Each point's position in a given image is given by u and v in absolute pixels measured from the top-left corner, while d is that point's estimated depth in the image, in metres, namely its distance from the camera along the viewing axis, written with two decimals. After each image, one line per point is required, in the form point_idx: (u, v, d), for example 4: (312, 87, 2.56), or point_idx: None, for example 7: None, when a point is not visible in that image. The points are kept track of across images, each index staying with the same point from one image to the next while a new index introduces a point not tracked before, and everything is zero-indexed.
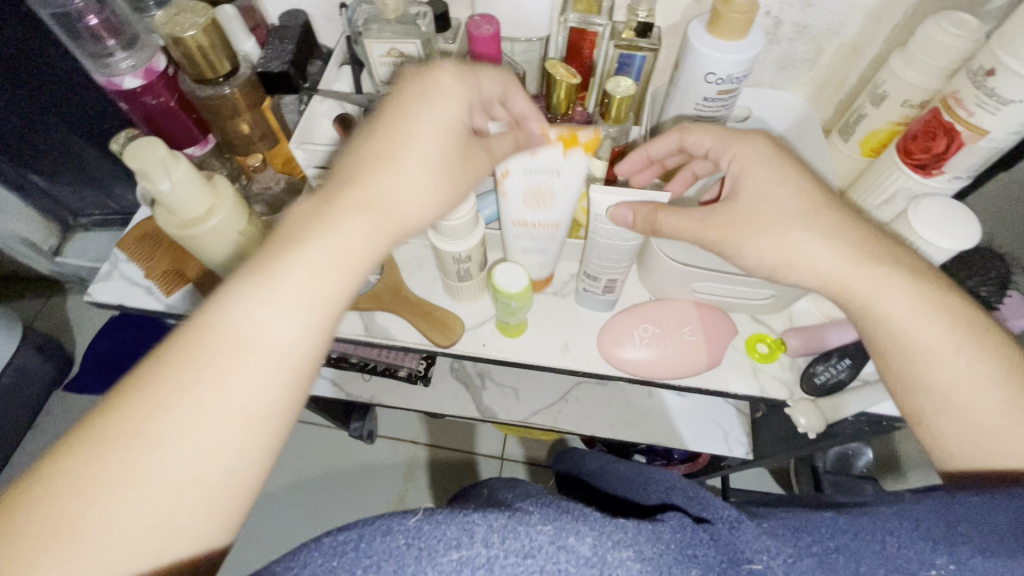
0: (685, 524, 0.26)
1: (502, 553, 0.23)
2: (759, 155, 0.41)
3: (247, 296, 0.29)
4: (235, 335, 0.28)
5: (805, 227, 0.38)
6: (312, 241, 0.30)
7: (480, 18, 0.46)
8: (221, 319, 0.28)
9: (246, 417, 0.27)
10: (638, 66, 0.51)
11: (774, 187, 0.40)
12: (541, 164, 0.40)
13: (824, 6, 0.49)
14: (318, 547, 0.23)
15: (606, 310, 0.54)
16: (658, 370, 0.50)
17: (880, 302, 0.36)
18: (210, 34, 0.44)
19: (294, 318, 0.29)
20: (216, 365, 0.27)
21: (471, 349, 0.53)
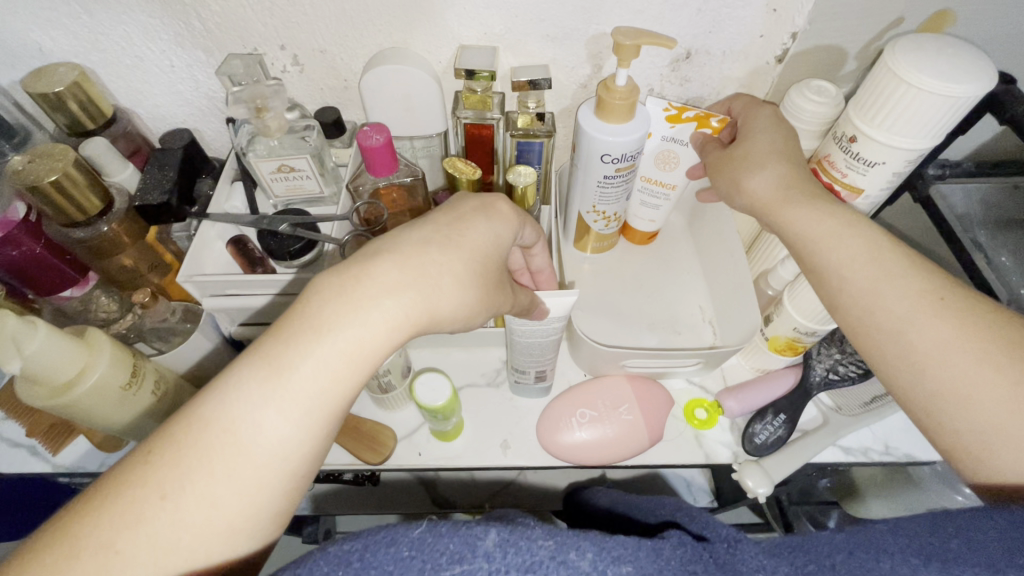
0: (686, 542, 0.26)
1: (503, 567, 0.24)
2: (772, 117, 0.44)
3: (275, 401, 0.28)
4: (241, 431, 0.28)
5: (784, 165, 0.40)
6: (351, 339, 0.30)
7: (368, 128, 0.45)
8: (255, 399, 0.28)
9: (212, 542, 0.27)
10: (539, 152, 0.52)
11: (767, 130, 0.42)
12: (676, 134, 0.49)
13: (699, 81, 0.51)
14: (325, 556, 0.24)
15: (543, 397, 0.52)
16: (599, 454, 0.48)
17: (832, 251, 0.36)
18: (73, 175, 0.40)
19: (301, 417, 0.29)
20: (216, 459, 0.27)
21: (408, 461, 0.50)
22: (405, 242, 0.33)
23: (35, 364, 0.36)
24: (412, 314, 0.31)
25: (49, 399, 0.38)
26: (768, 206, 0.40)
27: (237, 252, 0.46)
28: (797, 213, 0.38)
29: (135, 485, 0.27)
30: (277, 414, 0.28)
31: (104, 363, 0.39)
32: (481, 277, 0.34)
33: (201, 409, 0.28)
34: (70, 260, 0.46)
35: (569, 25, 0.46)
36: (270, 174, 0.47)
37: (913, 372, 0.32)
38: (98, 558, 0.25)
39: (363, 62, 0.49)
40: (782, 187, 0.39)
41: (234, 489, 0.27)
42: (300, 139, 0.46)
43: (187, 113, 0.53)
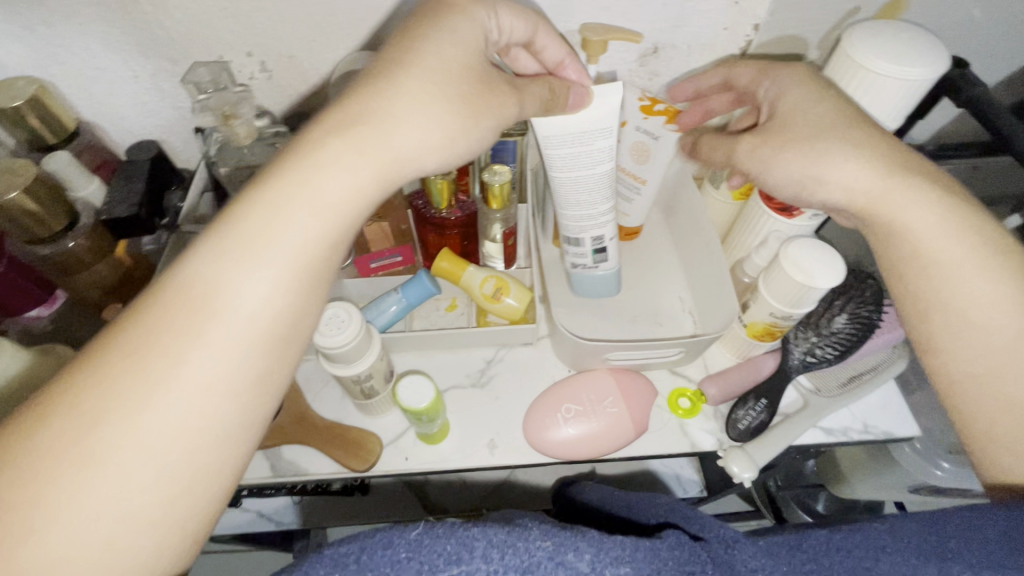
0: (683, 542, 0.26)
1: (502, 568, 0.23)
2: (796, 79, 0.40)
3: (244, 260, 0.28)
4: (208, 292, 0.27)
5: (837, 139, 0.36)
6: (306, 179, 0.29)
7: None
8: (195, 278, 0.27)
9: (180, 441, 0.25)
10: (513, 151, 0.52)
11: (811, 101, 0.38)
12: (648, 127, 0.50)
13: (668, 75, 0.52)
14: (319, 560, 0.23)
15: (607, 292, 0.55)
16: (587, 449, 0.48)
17: (905, 214, 0.35)
18: (37, 195, 0.39)
19: (274, 278, 0.28)
20: (182, 328, 0.26)
21: (395, 466, 0.49)
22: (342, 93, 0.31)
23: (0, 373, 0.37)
24: (369, 157, 0.30)
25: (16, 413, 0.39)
26: (867, 193, 0.35)
27: None
28: (905, 196, 0.34)
29: (76, 400, 0.24)
30: (251, 278, 0.28)
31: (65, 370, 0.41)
32: (448, 97, 0.32)
33: (167, 289, 0.27)
34: (36, 278, 0.44)
35: None
36: (240, 183, 0.46)
37: (940, 301, 0.33)
38: (38, 492, 0.23)
39: (332, 66, 0.49)
40: (882, 171, 0.35)
41: (207, 346, 0.26)
42: (268, 144, 0.45)
43: (154, 125, 0.52)
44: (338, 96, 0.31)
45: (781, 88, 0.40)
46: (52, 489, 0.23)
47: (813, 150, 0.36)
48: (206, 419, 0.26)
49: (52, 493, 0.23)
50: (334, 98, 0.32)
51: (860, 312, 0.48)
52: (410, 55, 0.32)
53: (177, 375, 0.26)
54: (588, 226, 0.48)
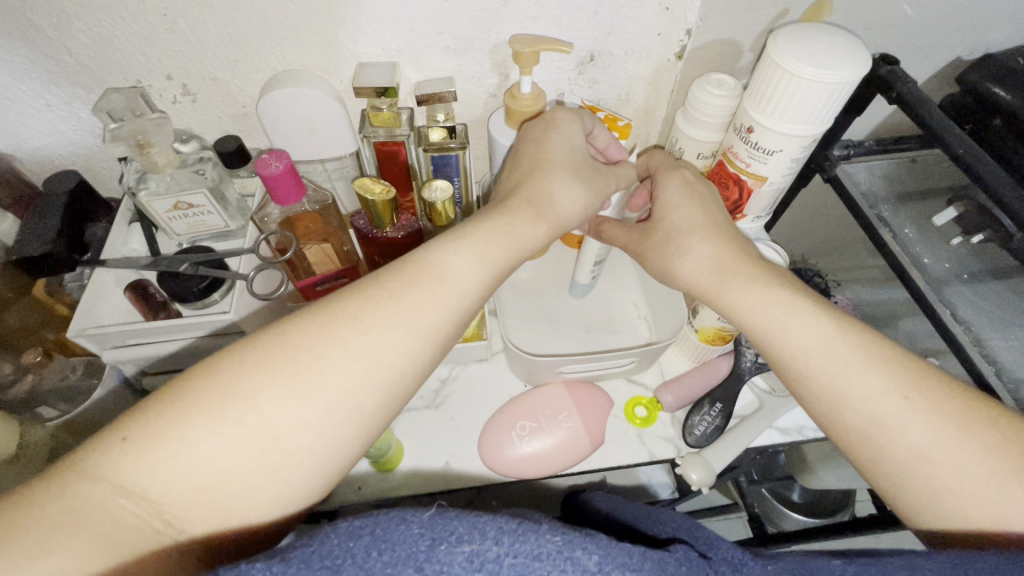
0: (692, 557, 0.26)
1: (511, 552, 0.23)
2: (678, 184, 0.42)
3: (453, 245, 0.33)
4: (435, 269, 0.32)
5: (703, 238, 0.39)
6: (504, 223, 0.35)
7: (267, 156, 0.43)
8: (434, 263, 0.32)
9: (340, 403, 0.28)
10: (455, 164, 0.51)
11: (677, 209, 0.41)
12: None
13: (606, 83, 0.52)
14: (334, 530, 0.23)
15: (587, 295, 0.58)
16: (546, 466, 0.47)
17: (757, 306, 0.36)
18: None
19: (474, 257, 0.33)
20: (397, 299, 0.30)
21: (349, 498, 0.48)
22: (529, 146, 0.41)
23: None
24: (545, 211, 0.37)
25: None
26: (710, 288, 0.38)
27: (136, 298, 0.43)
28: (748, 291, 0.37)
29: (284, 340, 0.28)
30: (451, 250, 0.33)
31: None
32: (589, 172, 0.40)
33: (409, 257, 0.32)
34: None
35: (468, 36, 0.45)
36: (167, 213, 0.44)
37: (840, 330, 0.34)
38: (217, 409, 0.26)
39: (259, 86, 0.47)
40: (720, 268, 0.38)
41: (408, 334, 0.30)
42: (196, 172, 0.44)
43: (72, 153, 0.50)
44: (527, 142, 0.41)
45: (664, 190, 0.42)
46: (211, 420, 0.25)
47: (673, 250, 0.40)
48: (351, 399, 0.28)
49: (215, 425, 0.25)
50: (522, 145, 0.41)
51: None
52: (564, 122, 0.41)
53: (343, 356, 0.28)
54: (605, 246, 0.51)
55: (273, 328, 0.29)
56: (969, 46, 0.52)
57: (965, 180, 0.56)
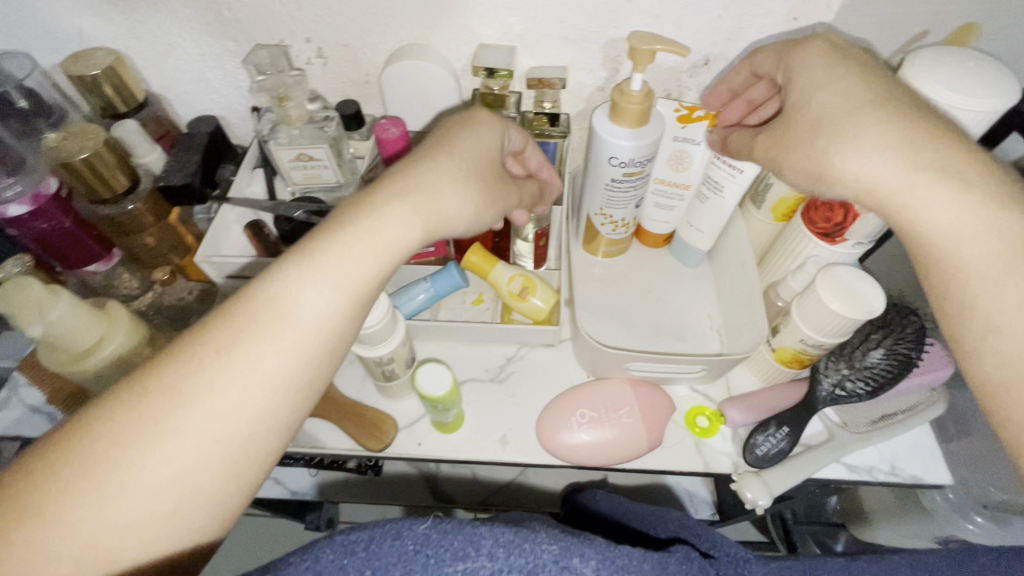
0: (691, 557, 0.29)
1: (505, 567, 0.25)
2: (819, 57, 0.36)
3: (302, 273, 0.30)
4: (276, 306, 0.30)
5: (865, 114, 0.33)
6: (376, 231, 0.31)
7: (386, 121, 0.46)
8: (272, 294, 0.30)
9: (198, 451, 0.27)
10: (552, 152, 0.52)
11: (827, 82, 0.35)
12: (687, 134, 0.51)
13: (717, 88, 0.51)
14: (330, 543, 0.25)
15: (695, 263, 0.60)
16: (598, 456, 0.48)
17: (973, 284, 0.31)
18: (104, 153, 0.42)
19: (327, 285, 0.30)
20: (255, 338, 0.29)
21: (408, 450, 0.50)
22: (425, 141, 0.37)
23: (48, 331, 0.35)
24: (421, 214, 0.33)
25: (68, 364, 0.37)
26: (884, 190, 0.32)
27: (253, 235, 0.47)
28: (927, 189, 0.31)
29: (120, 413, 0.27)
30: (298, 287, 0.30)
31: (121, 333, 0.39)
32: (476, 170, 0.36)
33: (252, 300, 0.30)
34: (95, 234, 0.47)
35: (588, 28, 0.46)
36: (289, 161, 0.48)
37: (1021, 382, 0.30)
38: (57, 500, 0.25)
39: (384, 57, 0.50)
40: (902, 154, 0.32)
41: (258, 375, 0.29)
42: (319, 127, 0.47)
43: (213, 101, 0.55)
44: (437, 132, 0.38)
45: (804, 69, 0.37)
46: (49, 521, 0.25)
47: (824, 140, 0.34)
48: (220, 445, 0.28)
49: (54, 526, 0.25)
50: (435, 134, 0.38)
51: (899, 348, 0.46)
52: (484, 125, 0.39)
53: (193, 423, 0.27)
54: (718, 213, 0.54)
55: (108, 399, 0.27)
56: None
57: None
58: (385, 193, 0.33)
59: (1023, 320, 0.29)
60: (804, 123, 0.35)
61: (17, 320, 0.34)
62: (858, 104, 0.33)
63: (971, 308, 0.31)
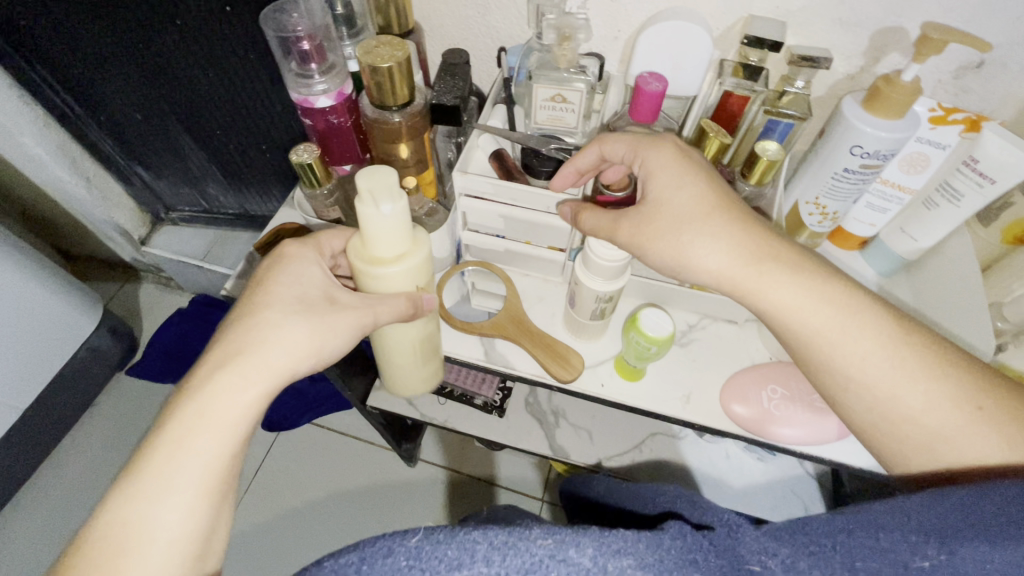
0: (685, 532, 0.28)
1: (502, 570, 0.25)
2: (665, 159, 0.43)
3: (147, 490, 0.34)
4: (144, 516, 0.34)
5: (700, 228, 0.41)
6: (212, 409, 0.37)
7: (648, 75, 0.48)
8: (144, 503, 0.34)
9: None
10: (783, 132, 0.52)
11: (674, 189, 0.42)
12: (935, 136, 0.50)
13: (978, 94, 0.49)
14: (320, 569, 0.26)
15: (886, 273, 0.59)
16: (783, 433, 0.49)
17: (867, 363, 0.38)
18: (402, 66, 0.47)
19: (191, 482, 0.35)
20: (131, 555, 0.33)
21: (591, 389, 0.53)
22: (237, 311, 0.41)
23: (376, 219, 0.39)
24: (263, 377, 0.39)
25: (367, 264, 0.41)
26: (738, 279, 0.41)
27: (497, 163, 0.52)
28: (774, 277, 0.40)
29: None
30: (173, 493, 0.35)
31: (415, 258, 0.42)
32: (312, 311, 0.41)
33: (131, 511, 0.34)
34: (360, 138, 0.54)
35: (868, 12, 0.46)
36: (542, 101, 0.51)
37: (925, 444, 0.37)
38: None
39: (644, 17, 0.52)
40: (742, 258, 0.40)
41: (167, 553, 0.34)
42: (578, 73, 0.50)
43: (464, 38, 0.60)
44: (245, 307, 0.41)
45: (651, 167, 0.44)
46: None
47: (686, 236, 0.41)
48: None
49: None
50: (243, 307, 0.41)
51: None
52: (298, 263, 0.43)
53: None
54: (941, 227, 0.52)
55: None
56: None
57: None
58: (228, 372, 0.38)
59: (910, 383, 0.37)
60: (667, 216, 0.42)
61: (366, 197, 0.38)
62: (709, 213, 0.41)
63: (910, 417, 0.37)
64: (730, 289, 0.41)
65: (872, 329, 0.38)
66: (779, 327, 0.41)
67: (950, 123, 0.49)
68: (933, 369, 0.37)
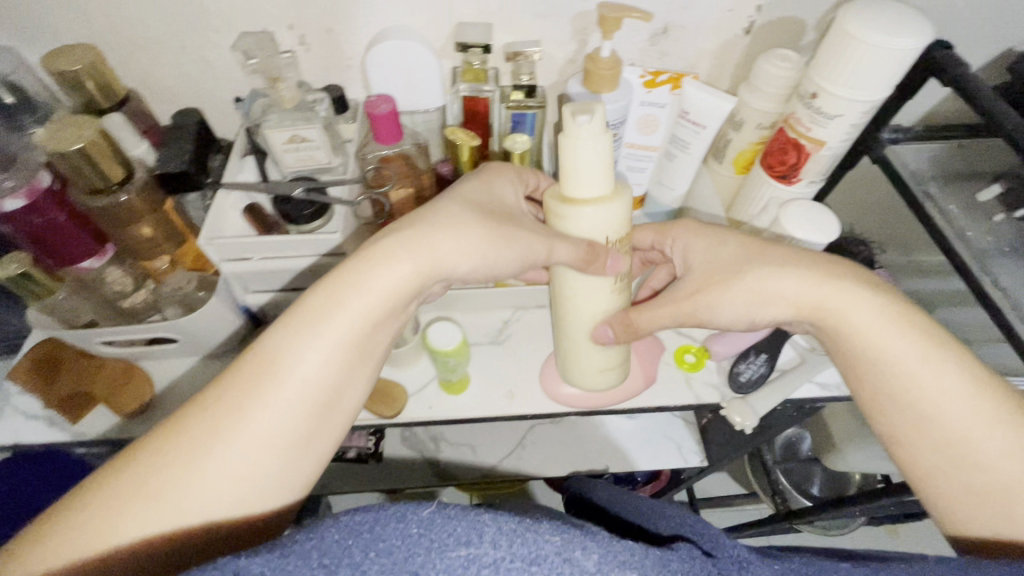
0: (694, 555, 0.27)
1: (508, 555, 0.24)
2: (690, 231, 0.48)
3: (242, 390, 0.32)
4: (275, 374, 0.32)
5: (763, 263, 0.43)
6: (343, 294, 0.35)
7: (375, 98, 0.48)
8: (264, 355, 0.33)
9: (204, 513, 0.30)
10: (530, 123, 0.55)
11: (716, 246, 0.46)
12: (653, 97, 0.54)
13: (676, 55, 0.56)
14: (336, 523, 0.24)
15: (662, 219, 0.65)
16: (600, 399, 0.52)
17: (924, 384, 0.36)
18: (99, 143, 0.42)
19: (326, 354, 0.34)
20: (207, 450, 0.30)
21: (420, 414, 0.53)
22: (392, 225, 0.38)
23: (581, 144, 0.37)
24: (418, 266, 0.37)
25: (559, 202, 0.40)
26: (816, 304, 0.41)
27: (252, 217, 0.49)
28: (848, 293, 0.40)
29: (98, 494, 0.29)
30: (313, 358, 0.33)
31: (603, 206, 0.40)
32: (489, 217, 0.41)
33: (213, 389, 0.32)
34: (91, 229, 0.47)
35: (558, 2, 0.50)
36: (282, 145, 0.49)
37: (969, 478, 0.34)
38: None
39: (366, 41, 0.52)
40: (813, 279, 0.41)
41: (251, 444, 0.31)
42: (309, 110, 0.48)
43: (195, 94, 0.56)
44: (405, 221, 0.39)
45: (683, 243, 0.48)
46: None
47: (745, 275, 0.43)
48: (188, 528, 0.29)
49: None
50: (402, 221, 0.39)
51: None
52: (502, 181, 0.45)
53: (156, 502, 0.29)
54: (685, 171, 0.59)
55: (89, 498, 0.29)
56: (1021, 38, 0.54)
57: (1012, 165, 0.58)
58: (383, 245, 0.37)
59: (962, 410, 0.35)
60: (704, 275, 0.45)
61: (570, 117, 0.37)
62: (747, 260, 0.43)
63: (951, 443, 0.35)
64: (808, 313, 0.41)
65: (947, 377, 0.36)
66: (859, 359, 0.40)
67: (658, 83, 0.53)
68: (951, 361, 0.36)
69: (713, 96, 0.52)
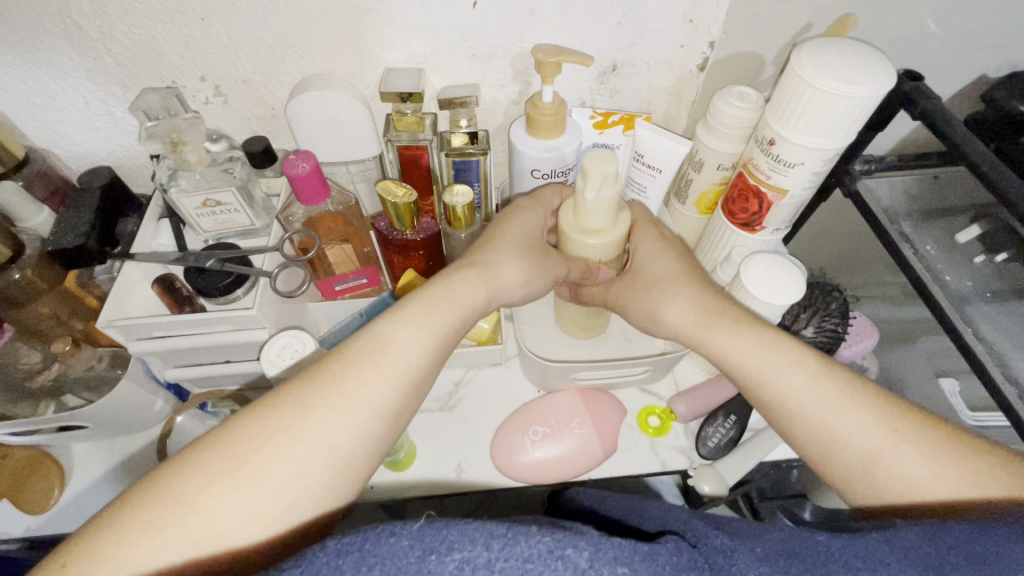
0: (680, 548, 0.26)
1: (501, 556, 0.23)
2: (652, 234, 0.45)
3: (361, 361, 0.33)
4: (384, 350, 0.33)
5: (675, 290, 0.42)
6: (453, 288, 0.37)
7: (294, 156, 0.44)
8: (375, 335, 0.34)
9: (300, 479, 0.29)
10: (476, 170, 0.51)
11: (655, 259, 0.44)
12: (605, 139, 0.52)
13: (628, 93, 0.52)
14: (324, 547, 0.23)
15: None
16: (556, 474, 0.47)
17: (831, 416, 0.35)
18: None
19: (424, 335, 0.35)
20: (305, 418, 0.30)
21: (361, 495, 0.48)
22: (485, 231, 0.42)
23: (588, 201, 0.39)
24: (487, 278, 0.38)
25: (567, 229, 0.42)
26: (693, 333, 0.41)
27: (163, 291, 0.45)
28: (725, 332, 0.40)
29: (209, 452, 0.28)
30: (407, 334, 0.34)
31: (609, 239, 0.41)
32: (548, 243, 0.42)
33: (323, 371, 0.32)
34: None
35: (493, 44, 0.46)
36: (195, 209, 0.45)
37: (890, 484, 0.33)
38: (138, 521, 0.26)
39: (289, 90, 0.48)
40: (702, 314, 0.41)
41: (355, 411, 0.31)
42: (222, 170, 0.44)
43: (109, 150, 0.52)
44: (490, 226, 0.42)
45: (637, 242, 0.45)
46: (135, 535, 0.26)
47: (654, 294, 0.42)
48: (297, 486, 0.29)
49: (149, 539, 0.26)
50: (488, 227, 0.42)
51: (826, 325, 0.49)
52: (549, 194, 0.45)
53: (280, 455, 0.29)
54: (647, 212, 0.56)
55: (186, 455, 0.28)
56: (995, 64, 0.50)
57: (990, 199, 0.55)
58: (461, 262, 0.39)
59: (871, 430, 0.34)
60: (643, 278, 0.43)
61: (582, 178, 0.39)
62: (677, 279, 0.42)
63: (858, 455, 0.34)
64: (686, 340, 0.42)
65: (861, 409, 0.35)
66: (755, 398, 0.39)
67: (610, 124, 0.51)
68: (858, 399, 0.35)
69: (668, 136, 0.48)
